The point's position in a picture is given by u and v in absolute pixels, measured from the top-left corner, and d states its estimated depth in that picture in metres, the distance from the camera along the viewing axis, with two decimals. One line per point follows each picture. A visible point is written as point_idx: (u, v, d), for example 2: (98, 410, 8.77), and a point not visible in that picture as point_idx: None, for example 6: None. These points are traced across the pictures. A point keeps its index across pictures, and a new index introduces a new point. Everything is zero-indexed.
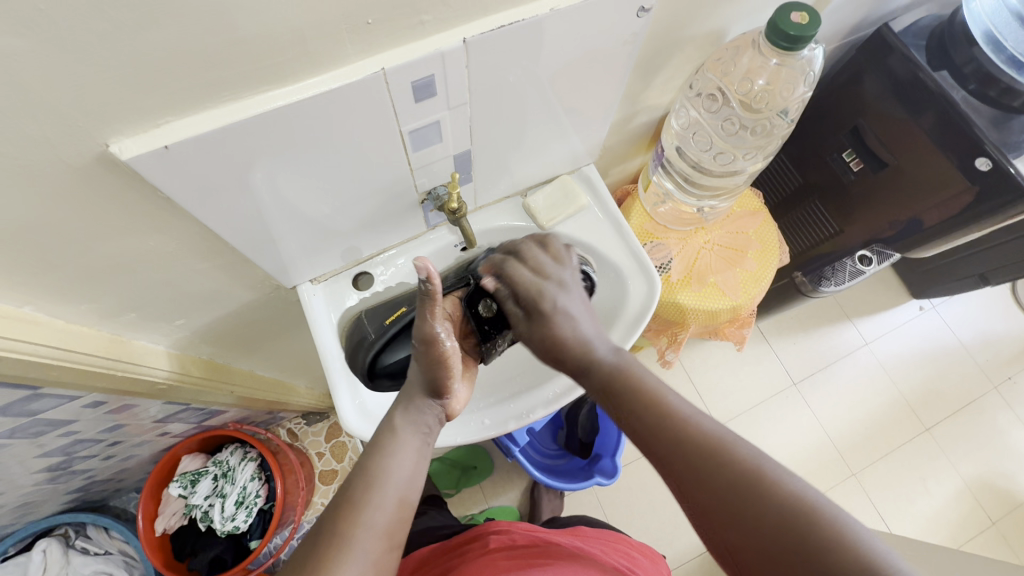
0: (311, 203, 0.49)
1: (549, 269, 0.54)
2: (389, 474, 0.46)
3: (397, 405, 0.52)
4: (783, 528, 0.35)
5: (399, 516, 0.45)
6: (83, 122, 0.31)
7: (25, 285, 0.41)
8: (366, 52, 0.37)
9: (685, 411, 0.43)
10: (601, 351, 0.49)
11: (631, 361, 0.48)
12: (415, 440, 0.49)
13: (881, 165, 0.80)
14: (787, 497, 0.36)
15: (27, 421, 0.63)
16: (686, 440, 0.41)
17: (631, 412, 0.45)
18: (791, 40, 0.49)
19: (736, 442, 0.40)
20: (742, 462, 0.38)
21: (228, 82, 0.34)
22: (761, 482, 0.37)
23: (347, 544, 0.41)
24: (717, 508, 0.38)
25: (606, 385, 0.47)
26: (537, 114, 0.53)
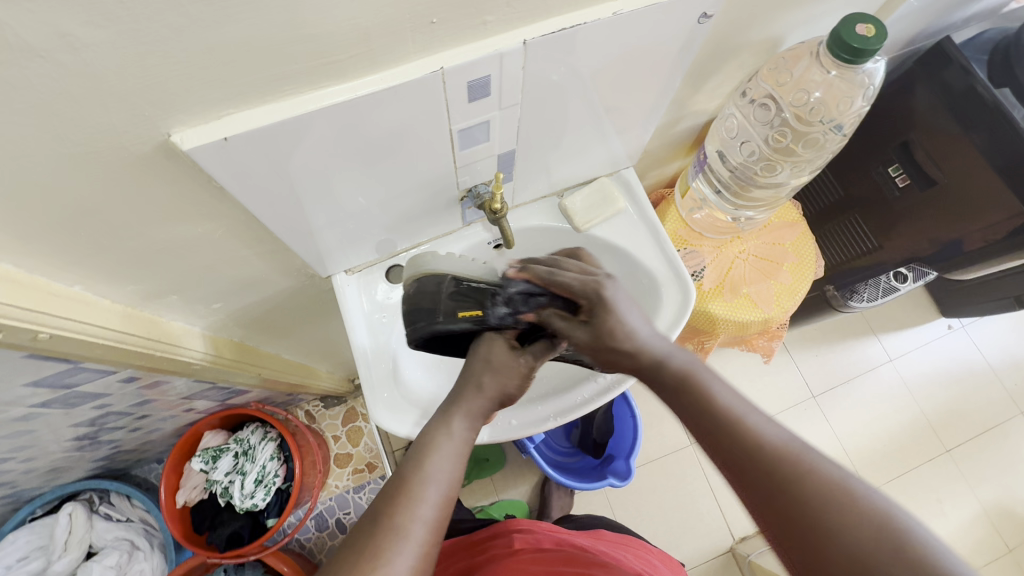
0: (356, 196, 0.49)
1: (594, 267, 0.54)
2: (434, 471, 0.45)
3: (456, 403, 0.51)
4: (872, 556, 0.33)
5: (444, 512, 0.44)
6: (148, 111, 0.31)
7: (77, 264, 0.42)
8: (426, 51, 0.37)
9: (757, 420, 0.41)
10: (670, 355, 0.49)
11: (702, 367, 0.47)
12: (464, 441, 0.49)
13: (927, 183, 0.77)
14: (872, 519, 0.34)
15: (64, 392, 0.65)
16: (761, 452, 0.39)
17: (703, 416, 0.43)
18: (853, 53, 0.47)
19: (820, 457, 0.38)
20: (826, 478, 0.36)
21: (291, 77, 0.34)
22: (847, 497, 0.35)
23: (399, 536, 0.40)
24: (791, 522, 0.36)
25: (676, 386, 0.46)
26: (584, 115, 0.53)
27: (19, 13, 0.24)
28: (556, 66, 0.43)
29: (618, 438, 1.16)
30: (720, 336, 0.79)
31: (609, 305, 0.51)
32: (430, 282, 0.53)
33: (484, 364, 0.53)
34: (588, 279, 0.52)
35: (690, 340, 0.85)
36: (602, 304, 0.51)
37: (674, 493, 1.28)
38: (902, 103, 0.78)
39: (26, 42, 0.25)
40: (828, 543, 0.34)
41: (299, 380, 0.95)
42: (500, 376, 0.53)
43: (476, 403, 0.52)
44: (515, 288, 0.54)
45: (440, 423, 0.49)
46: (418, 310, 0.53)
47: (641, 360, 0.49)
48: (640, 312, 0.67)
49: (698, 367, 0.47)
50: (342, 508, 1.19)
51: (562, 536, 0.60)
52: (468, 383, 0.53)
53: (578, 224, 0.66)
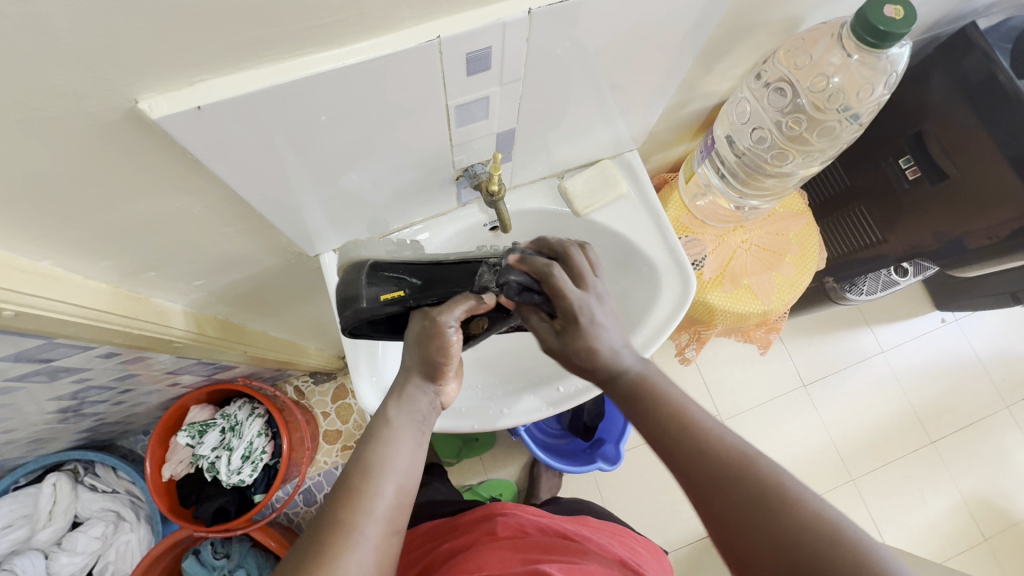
0: (345, 173, 0.46)
1: (588, 277, 0.49)
2: (389, 463, 0.43)
3: (395, 390, 0.49)
4: (815, 559, 0.34)
5: (400, 502, 0.43)
6: (113, 75, 0.28)
7: (44, 239, 0.39)
8: (421, 18, 0.33)
9: (706, 424, 0.42)
10: (627, 362, 0.48)
11: (654, 372, 0.47)
12: (415, 428, 0.47)
13: (938, 175, 0.75)
14: (811, 518, 0.35)
15: (42, 366, 0.63)
16: (705, 459, 0.40)
17: (653, 423, 0.43)
18: (878, 36, 0.45)
19: (760, 458, 0.39)
20: (767, 480, 0.37)
21: (272, 41, 0.30)
22: (782, 498, 0.36)
23: (352, 533, 0.39)
24: (737, 526, 0.37)
25: (628, 396, 0.46)
26: (588, 93, 0.50)
27: None
28: (560, 39, 0.40)
29: (608, 423, 1.16)
30: (718, 326, 0.78)
31: (585, 326, 0.47)
32: (351, 268, 0.51)
33: (412, 341, 0.50)
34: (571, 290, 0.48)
35: (687, 328, 0.83)
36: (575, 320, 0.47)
37: (661, 477, 1.29)
38: (916, 93, 0.76)
39: None
40: (773, 545, 0.35)
41: (286, 357, 0.93)
42: (432, 356, 0.49)
43: (414, 390, 0.49)
44: (514, 277, 0.48)
45: (389, 411, 0.47)
46: (346, 300, 0.50)
47: (598, 374, 0.48)
48: (638, 301, 0.66)
49: (654, 372, 0.47)
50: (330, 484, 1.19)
51: (544, 523, 0.56)
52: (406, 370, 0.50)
53: (578, 208, 0.64)
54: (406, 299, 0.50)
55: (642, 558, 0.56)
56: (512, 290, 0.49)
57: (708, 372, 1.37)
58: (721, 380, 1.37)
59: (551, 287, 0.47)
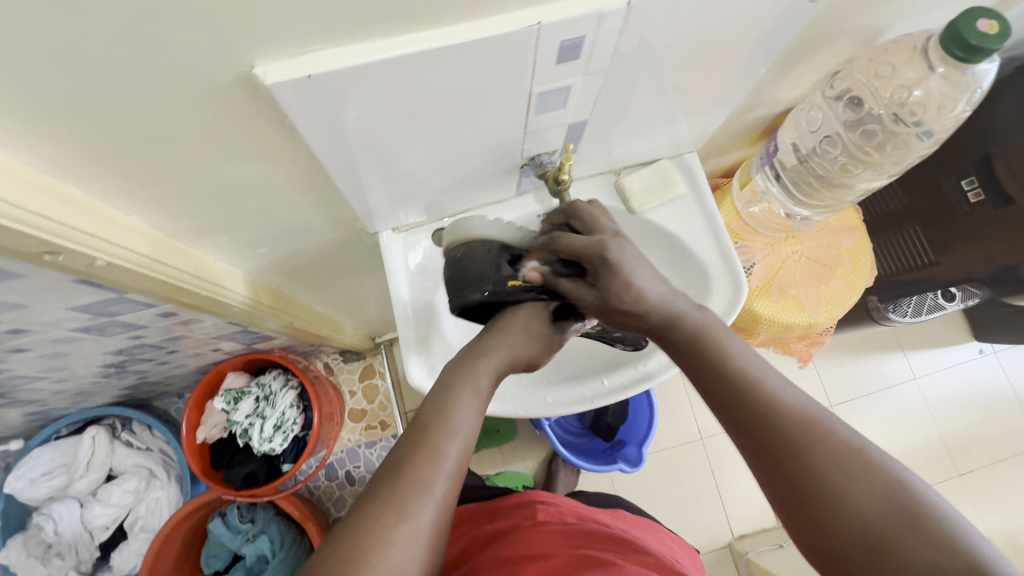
0: (419, 152, 0.47)
1: (603, 222, 0.51)
2: (455, 425, 0.43)
3: (478, 359, 0.49)
4: (886, 522, 0.32)
5: (464, 463, 0.43)
6: (237, 39, 0.30)
7: (139, 193, 0.41)
8: (525, 2, 0.34)
9: (776, 383, 0.40)
10: (684, 310, 0.47)
11: (717, 324, 0.45)
12: (483, 397, 0.47)
13: (1005, 201, 0.72)
14: (886, 485, 0.33)
15: (104, 319, 0.65)
16: (772, 417, 0.38)
17: (716, 378, 0.42)
18: (969, 50, 0.44)
19: (832, 421, 0.37)
20: (839, 442, 0.35)
21: (385, 16, 0.31)
22: (858, 462, 0.34)
23: (424, 488, 0.39)
24: (799, 485, 0.35)
25: (689, 345, 0.45)
26: (661, 91, 0.50)
27: None
28: (649, 32, 0.40)
29: (631, 425, 1.16)
30: (760, 336, 0.77)
31: (618, 266, 0.47)
32: (478, 246, 0.52)
33: (512, 331, 0.52)
34: (592, 240, 0.48)
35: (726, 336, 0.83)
36: (608, 267, 0.47)
37: (679, 484, 1.28)
38: (982, 115, 0.75)
39: None
40: (839, 507, 0.33)
41: (324, 332, 0.95)
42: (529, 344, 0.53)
43: (492, 363, 0.49)
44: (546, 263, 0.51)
45: (460, 377, 0.47)
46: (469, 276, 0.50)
47: (650, 320, 0.47)
48: None
49: (716, 323, 0.45)
50: (352, 461, 1.21)
51: (583, 513, 0.58)
52: (494, 344, 0.51)
53: (634, 206, 0.64)
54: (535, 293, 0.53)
55: (680, 557, 0.56)
56: (556, 267, 0.51)
57: None
58: None
59: (573, 247, 0.48)
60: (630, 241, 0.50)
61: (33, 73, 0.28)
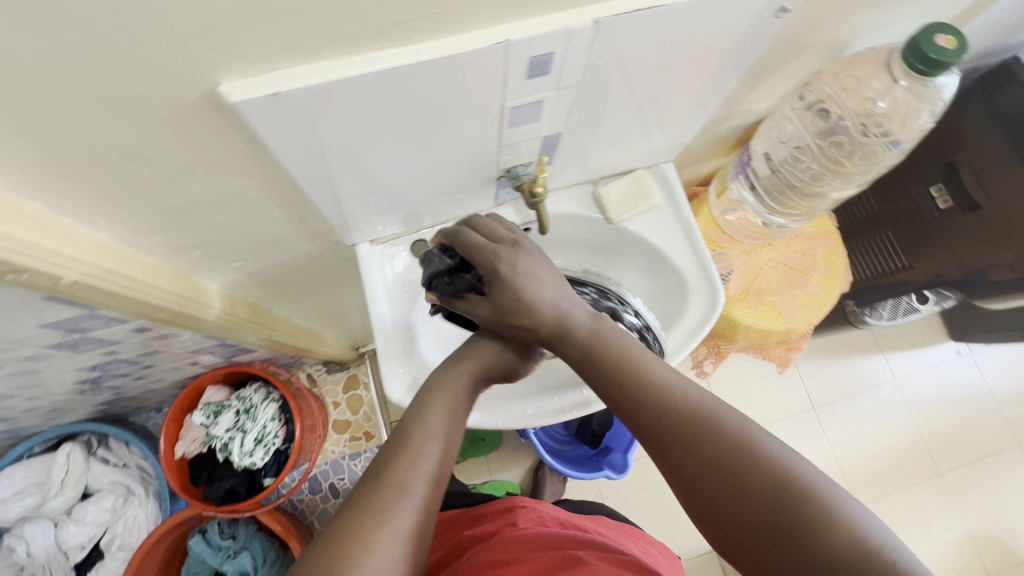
0: (394, 165, 0.47)
1: (502, 233, 0.49)
2: (433, 428, 0.43)
3: (457, 362, 0.49)
4: (773, 504, 0.35)
5: (444, 466, 0.42)
6: (201, 58, 0.29)
7: (105, 211, 0.40)
8: (492, 20, 0.34)
9: (670, 382, 0.42)
10: (577, 319, 0.47)
11: (611, 328, 0.47)
12: (463, 399, 0.47)
13: (971, 206, 0.75)
14: (777, 469, 0.36)
15: (76, 336, 0.64)
16: (667, 418, 0.40)
17: (614, 389, 0.43)
18: (928, 64, 0.45)
19: (724, 414, 0.39)
20: (731, 434, 0.38)
21: (351, 35, 0.32)
22: (748, 453, 0.37)
23: (403, 489, 0.39)
24: (704, 483, 0.37)
25: (582, 357, 0.46)
26: (633, 103, 0.51)
27: None
28: (621, 47, 0.40)
29: (616, 432, 1.17)
30: (739, 342, 0.78)
31: (508, 279, 0.46)
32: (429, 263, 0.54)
33: (488, 337, 0.51)
34: (488, 248, 0.47)
35: (706, 342, 0.84)
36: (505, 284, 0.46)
37: (666, 489, 1.29)
38: (948, 123, 0.77)
39: None
40: (732, 494, 0.36)
41: (306, 344, 0.95)
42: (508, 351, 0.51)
43: (471, 367, 0.49)
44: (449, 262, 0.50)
45: (438, 382, 0.47)
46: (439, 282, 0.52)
47: (543, 330, 0.47)
48: (664, 312, 0.66)
49: (609, 328, 0.47)
50: (337, 473, 1.20)
51: (563, 518, 0.58)
52: (473, 350, 0.50)
53: (611, 216, 0.65)
54: None
55: (659, 561, 0.56)
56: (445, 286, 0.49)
57: (718, 388, 1.37)
58: (730, 397, 1.37)
59: (473, 247, 0.47)
60: (533, 250, 0.49)
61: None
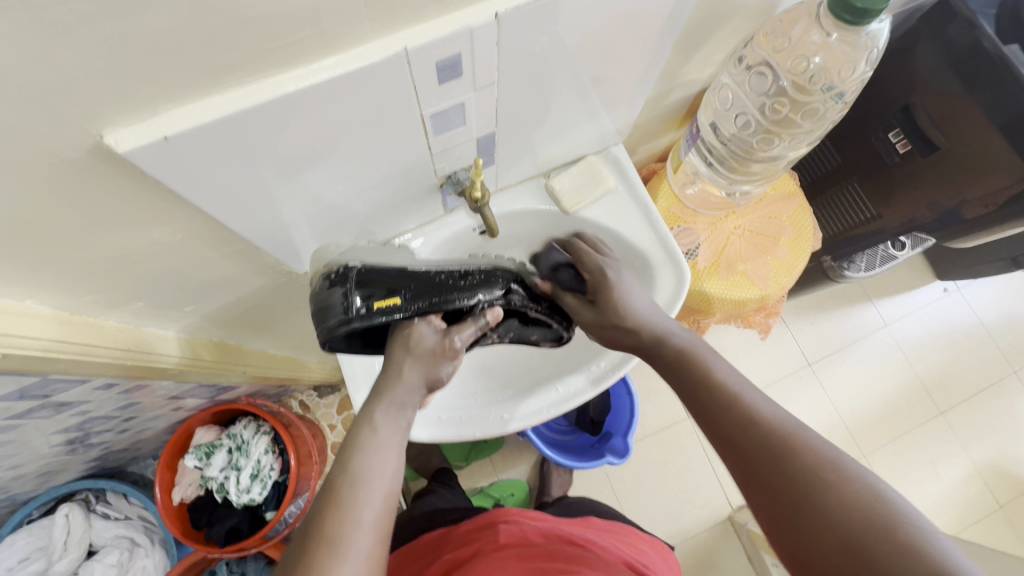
0: (324, 189, 0.46)
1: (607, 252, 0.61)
2: (373, 470, 0.42)
3: (377, 397, 0.47)
4: (864, 538, 0.32)
5: (387, 509, 0.42)
6: (73, 112, 0.28)
7: (26, 279, 0.39)
8: (385, 29, 0.33)
9: (754, 397, 0.41)
10: (674, 334, 0.51)
11: (704, 346, 0.48)
12: (397, 433, 0.46)
13: (929, 148, 0.74)
14: (864, 497, 0.34)
15: (43, 401, 0.63)
16: (752, 431, 0.39)
17: (699, 392, 0.44)
18: (857, 14, 0.44)
19: (810, 436, 0.38)
20: (816, 455, 0.36)
21: (234, 65, 0.30)
22: (831, 475, 0.35)
23: (336, 545, 0.38)
24: (778, 497, 0.36)
25: (678, 361, 0.48)
26: (564, 93, 0.49)
27: None
28: (535, 37, 0.39)
29: (615, 417, 1.16)
30: (716, 314, 0.77)
31: (611, 283, 0.56)
32: (327, 279, 0.48)
33: (400, 356, 0.49)
34: (599, 262, 0.58)
35: (686, 318, 0.83)
36: (605, 288, 0.56)
37: (672, 466, 1.28)
38: (900, 64, 0.75)
39: None
40: (818, 521, 0.34)
41: (287, 374, 0.93)
42: (421, 362, 0.49)
43: (396, 395, 0.47)
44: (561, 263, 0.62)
45: (372, 415, 0.46)
46: (327, 310, 0.47)
47: (642, 338, 0.52)
48: None
49: (703, 346, 0.48)
50: None
51: (547, 527, 0.56)
52: (387, 377, 0.48)
53: (567, 207, 0.63)
54: (401, 306, 0.49)
55: (646, 558, 0.56)
56: (564, 279, 0.61)
57: None
58: None
59: (584, 263, 0.60)
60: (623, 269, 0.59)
61: None
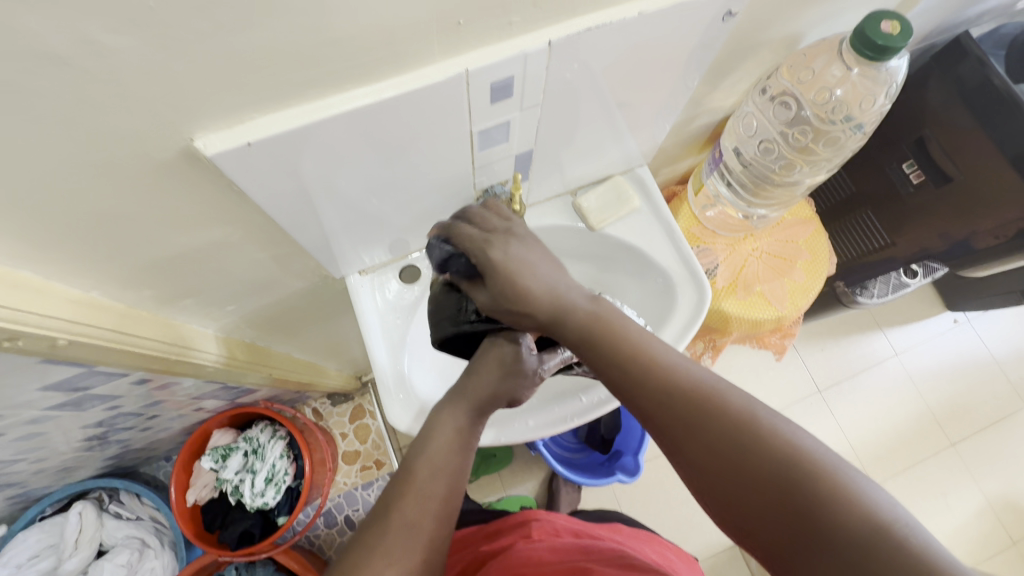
0: (372, 197, 0.48)
1: (493, 221, 0.47)
2: (440, 465, 0.45)
3: (452, 397, 0.49)
4: (790, 486, 0.33)
5: (451, 502, 0.44)
6: (174, 118, 0.31)
7: (96, 269, 0.41)
8: (450, 53, 0.36)
9: (670, 360, 0.40)
10: (578, 304, 0.44)
11: (608, 308, 0.44)
12: (466, 431, 0.48)
13: (942, 179, 0.77)
14: (788, 448, 0.34)
15: (80, 392, 0.65)
16: (673, 396, 0.38)
17: (609, 361, 0.42)
18: (877, 50, 0.47)
19: (728, 390, 0.38)
20: (735, 410, 0.36)
21: (316, 81, 0.33)
22: (754, 430, 0.35)
23: (407, 534, 0.41)
24: (712, 459, 0.36)
25: (581, 339, 0.43)
26: (599, 115, 0.52)
27: (47, 19, 0.23)
28: (579, 60, 0.42)
29: (625, 435, 1.17)
30: (733, 333, 0.79)
31: (501, 266, 0.44)
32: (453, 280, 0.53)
33: (487, 364, 0.49)
34: (480, 238, 0.46)
35: (702, 337, 0.85)
36: (494, 270, 0.44)
37: (681, 488, 1.28)
38: (915, 98, 0.78)
39: (51, 48, 0.24)
40: (747, 479, 0.34)
41: (308, 378, 0.95)
42: (510, 379, 0.50)
43: (473, 400, 0.49)
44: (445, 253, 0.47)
45: (442, 413, 0.48)
46: (444, 309, 0.52)
47: (541, 318, 0.45)
48: (655, 312, 0.67)
49: (609, 310, 0.44)
50: (351, 505, 1.19)
51: (577, 528, 0.58)
52: (475, 381, 0.49)
53: (593, 223, 0.66)
54: (506, 319, 0.51)
55: (674, 564, 0.57)
56: (456, 267, 0.47)
57: None
58: None
59: (469, 240, 0.46)
60: (527, 238, 0.47)
61: None
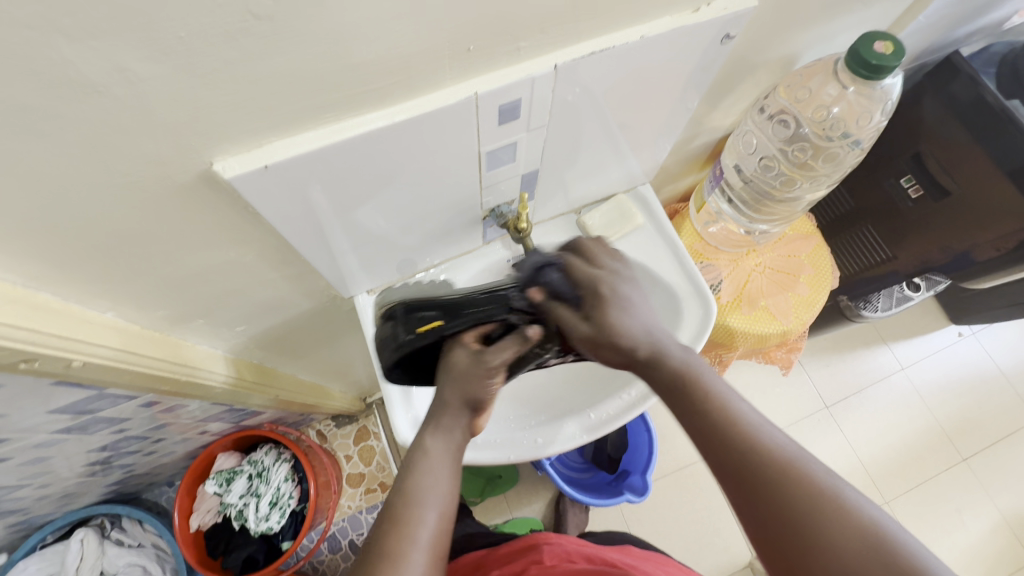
0: (382, 218, 0.49)
1: (605, 260, 0.49)
2: (427, 489, 0.44)
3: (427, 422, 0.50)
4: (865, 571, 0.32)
5: (442, 529, 0.43)
6: (196, 142, 0.32)
7: (111, 289, 0.42)
8: (459, 78, 0.37)
9: (755, 421, 0.39)
10: (669, 346, 0.44)
11: (695, 359, 0.43)
12: (448, 455, 0.47)
13: (941, 193, 0.78)
14: (869, 531, 0.33)
15: (87, 415, 0.64)
16: (754, 459, 0.37)
17: (693, 414, 0.40)
18: (871, 69, 0.49)
19: (810, 461, 0.36)
20: (816, 483, 0.35)
21: (333, 105, 0.34)
22: (837, 506, 0.34)
23: (398, 563, 0.39)
24: (790, 532, 0.34)
25: (671, 385, 0.42)
26: (602, 136, 0.54)
27: (82, 49, 0.24)
28: (582, 81, 0.43)
29: (633, 454, 1.16)
30: (739, 348, 0.79)
31: (608, 297, 0.46)
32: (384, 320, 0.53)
33: (444, 380, 0.50)
34: (592, 272, 0.47)
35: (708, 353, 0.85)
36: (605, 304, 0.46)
37: (690, 508, 1.26)
38: (911, 115, 0.79)
39: (84, 77, 0.25)
40: (821, 554, 0.33)
41: (312, 401, 0.95)
42: (463, 383, 0.49)
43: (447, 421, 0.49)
44: (553, 275, 0.47)
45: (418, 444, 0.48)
46: (384, 342, 0.52)
47: (637, 354, 0.44)
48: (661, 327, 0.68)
49: (697, 362, 0.43)
50: (354, 529, 1.17)
51: (589, 551, 0.57)
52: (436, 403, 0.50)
53: None
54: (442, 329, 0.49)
55: None
56: (555, 282, 0.47)
57: None
58: None
59: (578, 270, 0.48)
60: (630, 279, 0.49)
61: (17, 201, 0.30)
